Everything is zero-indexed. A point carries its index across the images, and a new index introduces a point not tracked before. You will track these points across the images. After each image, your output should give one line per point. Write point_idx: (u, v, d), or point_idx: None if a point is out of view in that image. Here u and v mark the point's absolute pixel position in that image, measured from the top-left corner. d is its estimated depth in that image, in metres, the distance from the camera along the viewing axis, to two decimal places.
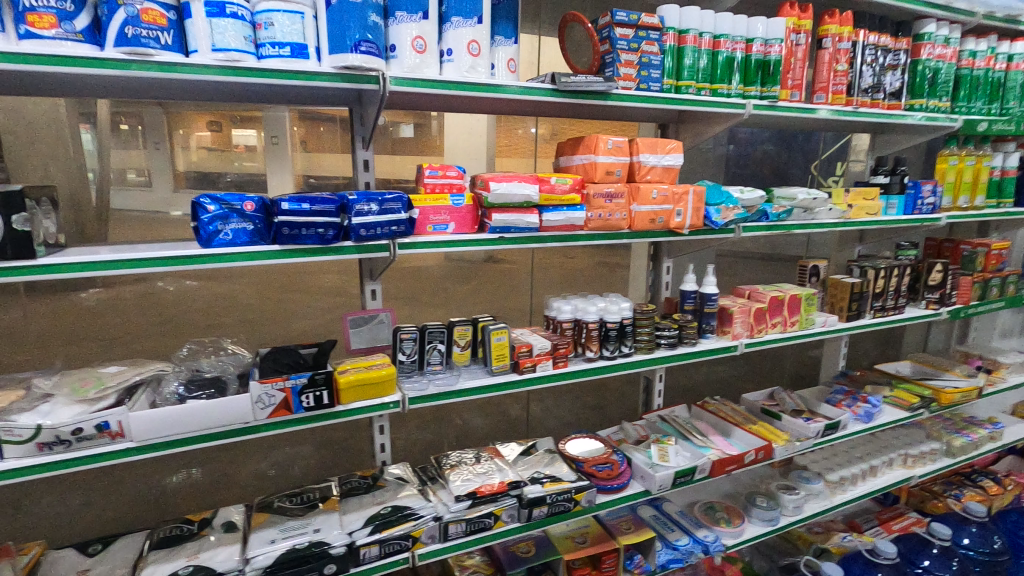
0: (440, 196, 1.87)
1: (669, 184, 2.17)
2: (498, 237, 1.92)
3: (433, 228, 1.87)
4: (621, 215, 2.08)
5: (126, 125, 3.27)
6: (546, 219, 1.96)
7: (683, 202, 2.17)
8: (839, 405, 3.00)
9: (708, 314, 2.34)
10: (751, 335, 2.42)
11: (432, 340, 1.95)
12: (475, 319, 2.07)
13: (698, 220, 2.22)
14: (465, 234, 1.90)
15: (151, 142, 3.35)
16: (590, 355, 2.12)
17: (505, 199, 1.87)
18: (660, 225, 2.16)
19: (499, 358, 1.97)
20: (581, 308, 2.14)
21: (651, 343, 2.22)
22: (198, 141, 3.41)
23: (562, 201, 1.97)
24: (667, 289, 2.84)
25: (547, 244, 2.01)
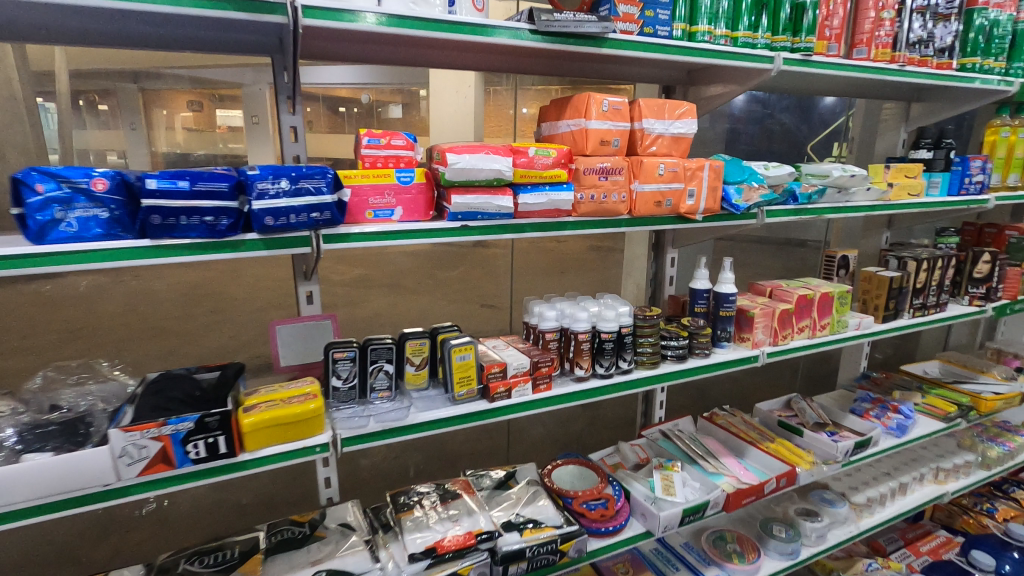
0: (382, 174, 1.42)
1: (679, 157, 1.73)
2: (460, 227, 1.47)
3: (373, 215, 1.42)
4: (620, 197, 1.63)
5: (103, 106, 4.12)
6: (524, 203, 1.51)
7: (696, 181, 1.73)
8: (866, 417, 2.61)
9: (724, 319, 1.92)
10: (774, 342, 2.01)
11: (377, 360, 1.51)
12: (436, 329, 1.63)
13: (714, 204, 1.78)
14: (416, 223, 1.45)
15: (126, 122, 4.21)
16: (580, 374, 1.69)
17: (467, 176, 1.42)
18: (667, 210, 1.72)
19: (462, 383, 1.53)
20: (569, 314, 1.71)
21: (656, 358, 1.79)
22: (181, 123, 4.53)
23: (544, 179, 1.52)
24: (673, 285, 2.41)
25: (525, 234, 1.57)
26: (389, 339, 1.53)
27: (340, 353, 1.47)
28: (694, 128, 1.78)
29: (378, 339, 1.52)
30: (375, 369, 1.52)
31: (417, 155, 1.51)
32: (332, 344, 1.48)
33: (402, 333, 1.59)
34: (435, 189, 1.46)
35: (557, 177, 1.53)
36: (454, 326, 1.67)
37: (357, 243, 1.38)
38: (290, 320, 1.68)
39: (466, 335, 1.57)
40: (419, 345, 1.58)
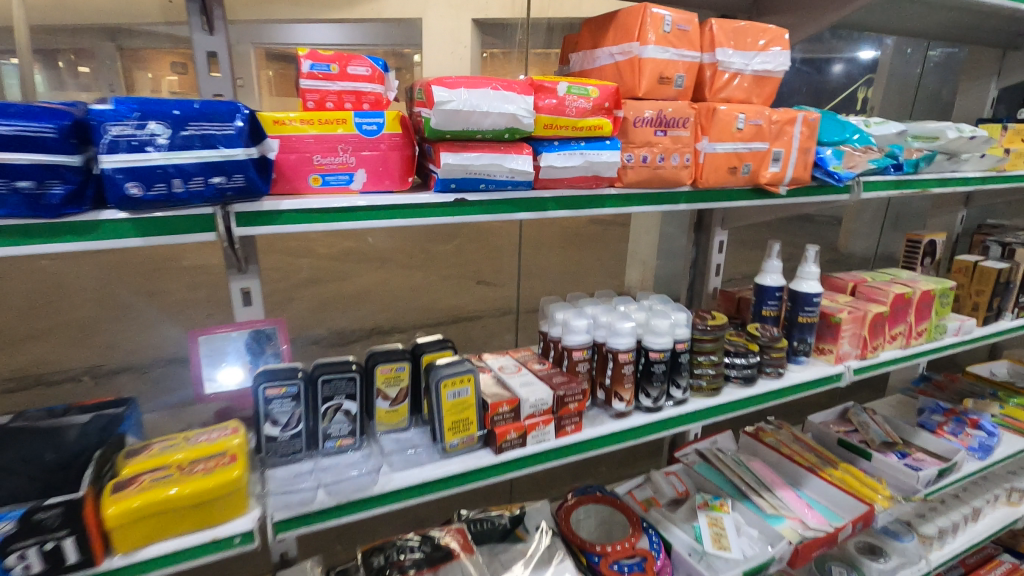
0: (336, 121, 0.92)
1: (762, 106, 1.23)
2: (453, 201, 0.98)
3: (320, 182, 0.94)
4: (681, 160, 1.14)
5: None
6: (549, 166, 1.01)
7: (785, 140, 1.23)
8: (941, 433, 2.18)
9: (804, 327, 1.45)
10: (861, 356, 1.55)
11: (334, 394, 1.04)
12: (421, 347, 1.15)
13: (805, 172, 1.29)
14: (386, 195, 0.96)
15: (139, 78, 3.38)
16: (620, 408, 1.22)
17: (465, 125, 0.92)
18: (744, 179, 1.23)
19: (455, 430, 1.06)
20: (607, 325, 1.23)
21: (718, 382, 1.33)
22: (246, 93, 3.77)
23: (579, 131, 1.02)
24: (720, 275, 1.93)
25: (550, 215, 1.08)
26: (352, 367, 1.05)
27: (278, 389, 1.00)
28: (787, 61, 1.24)
29: (335, 367, 1.04)
30: (331, 409, 1.05)
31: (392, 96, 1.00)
32: (266, 374, 1.00)
33: (373, 353, 1.11)
34: (415, 145, 0.97)
35: (598, 129, 1.04)
36: (447, 340, 1.19)
37: (293, 225, 0.89)
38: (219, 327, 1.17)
39: (465, 360, 1.09)
40: (396, 371, 1.10)
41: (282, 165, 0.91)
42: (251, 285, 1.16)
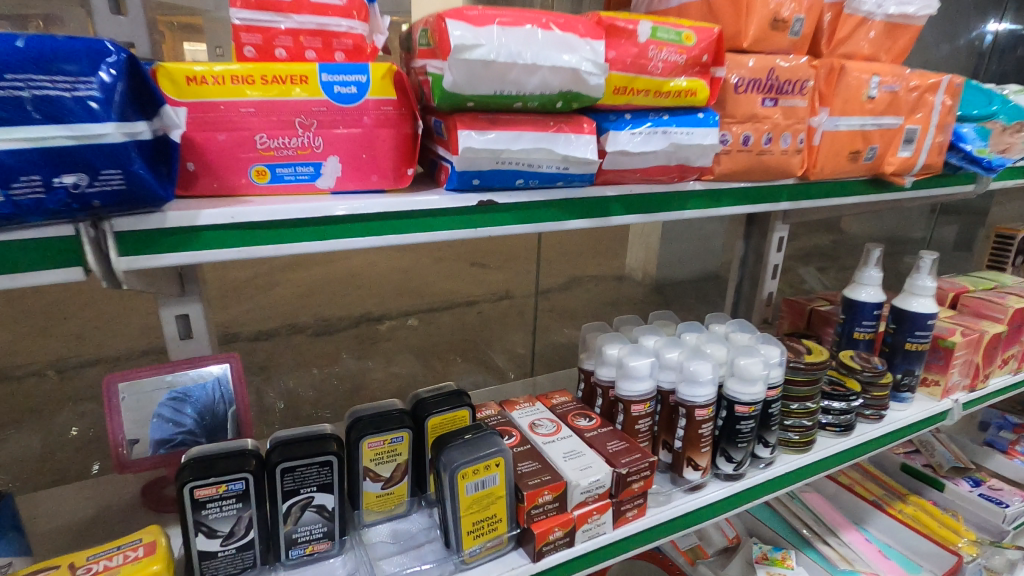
0: (291, 79, 0.57)
1: (895, 65, 0.89)
2: (477, 204, 0.65)
3: (269, 177, 0.59)
4: (794, 142, 0.81)
5: None
6: (619, 150, 0.67)
7: (923, 114, 0.90)
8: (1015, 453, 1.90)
9: (910, 354, 1.14)
10: (969, 387, 1.25)
11: (300, 485, 0.72)
12: (425, 405, 0.82)
13: (939, 158, 0.96)
14: (373, 197, 0.62)
15: None
16: (694, 477, 0.91)
17: (499, 86, 0.58)
18: (866, 167, 0.90)
19: (476, 533, 0.74)
20: (679, 368, 0.91)
21: (811, 434, 1.02)
22: None
23: (661, 98, 0.68)
24: (777, 278, 1.63)
25: (613, 222, 0.75)
26: (327, 448, 0.72)
27: (214, 488, 0.67)
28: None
29: (302, 449, 0.71)
30: (297, 508, 0.72)
31: (381, 42, 0.65)
32: (194, 466, 0.67)
33: (359, 419, 0.79)
34: (418, 118, 0.62)
35: (689, 94, 0.69)
36: (462, 392, 0.86)
37: (222, 249, 0.56)
38: (149, 367, 0.82)
39: (491, 432, 0.77)
40: (391, 444, 0.78)
41: (206, 150, 0.57)
42: (190, 312, 0.81)
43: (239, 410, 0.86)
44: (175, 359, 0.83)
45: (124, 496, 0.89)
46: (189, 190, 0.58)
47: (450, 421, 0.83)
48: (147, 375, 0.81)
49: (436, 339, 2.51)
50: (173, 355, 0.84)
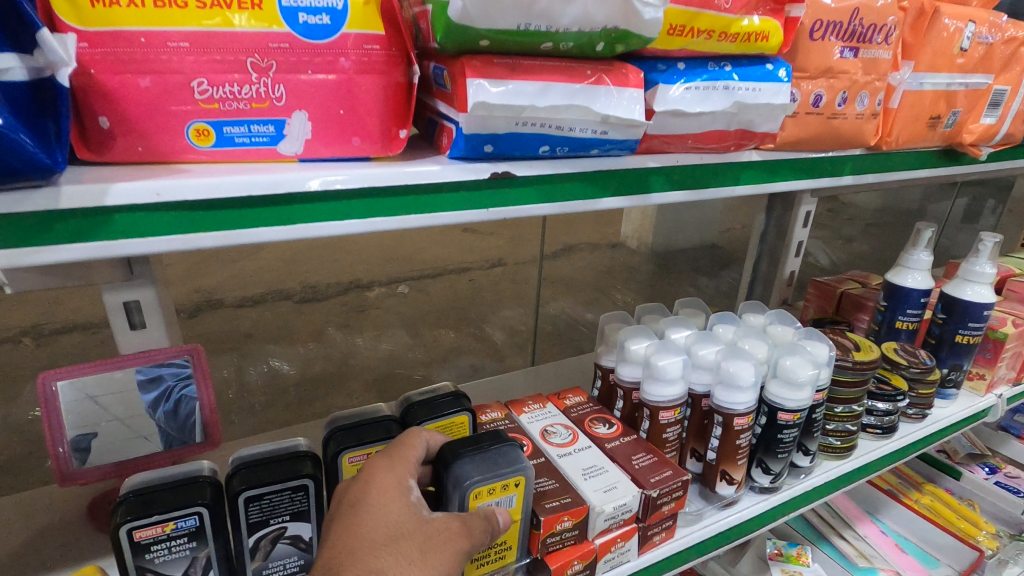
0: (238, 2, 0.41)
1: (988, 12, 0.73)
2: (490, 177, 0.50)
3: (214, 139, 0.44)
4: (871, 104, 0.66)
5: None
6: (670, 110, 0.53)
7: (1015, 73, 0.76)
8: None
9: (959, 347, 1.02)
10: (1014, 381, 1.14)
11: (269, 514, 0.59)
12: (417, 410, 0.69)
13: (1022, 126, 0.82)
14: (355, 168, 0.47)
15: None
16: (728, 493, 0.79)
17: (524, 18, 0.43)
18: (943, 136, 0.76)
19: (479, 564, 0.62)
20: (715, 368, 0.78)
21: (853, 439, 0.91)
22: None
23: (725, 42, 0.53)
24: (800, 255, 1.50)
25: (654, 200, 0.60)
26: (301, 472, 0.59)
27: (160, 528, 0.54)
28: None
29: (269, 475, 0.58)
30: (266, 541, 0.60)
31: None
32: (132, 502, 0.54)
33: (339, 428, 0.66)
34: (415, 62, 0.47)
35: (760, 38, 0.54)
36: (461, 393, 0.73)
37: (148, 237, 0.41)
38: (91, 361, 0.64)
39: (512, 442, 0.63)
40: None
41: (126, 101, 0.42)
42: (140, 299, 0.64)
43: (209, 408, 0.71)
44: (121, 354, 0.66)
45: (65, 512, 0.75)
46: (108, 156, 0.44)
47: (448, 428, 0.70)
48: (92, 372, 0.64)
49: (427, 307, 2.32)
50: (121, 347, 0.67)
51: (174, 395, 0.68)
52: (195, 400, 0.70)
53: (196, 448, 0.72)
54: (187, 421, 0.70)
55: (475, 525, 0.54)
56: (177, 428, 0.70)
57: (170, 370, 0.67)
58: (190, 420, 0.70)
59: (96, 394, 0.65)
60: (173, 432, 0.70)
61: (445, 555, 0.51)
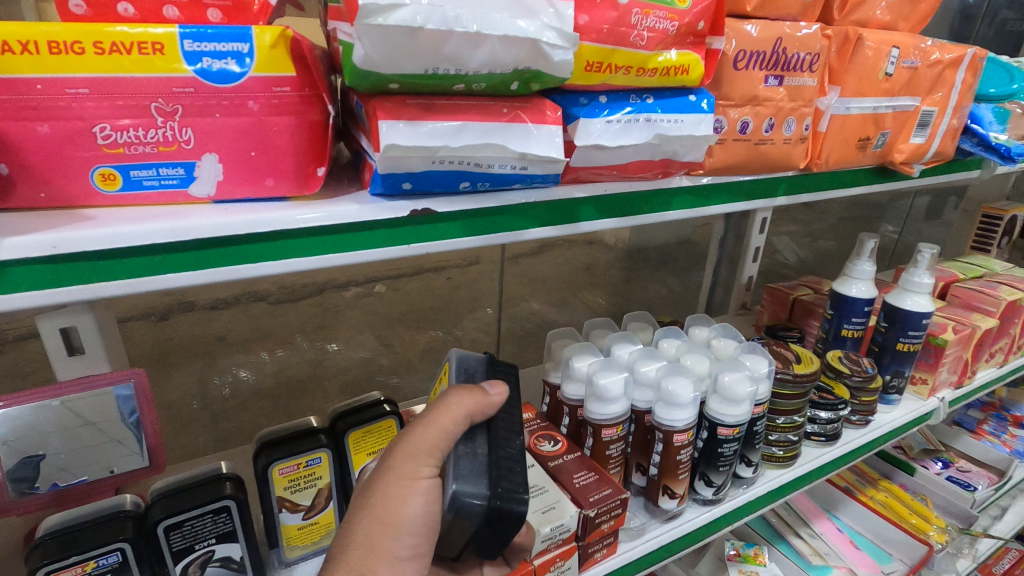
0: (139, 47, 0.41)
1: (917, 35, 0.75)
2: (410, 213, 0.50)
3: (121, 183, 0.44)
4: (799, 129, 0.68)
5: None
6: (591, 144, 0.53)
7: (941, 95, 0.78)
8: (983, 432, 1.88)
9: (902, 355, 1.05)
10: (955, 384, 1.18)
11: (193, 539, 0.60)
12: (345, 417, 0.73)
13: (952, 143, 0.85)
14: (267, 211, 0.47)
15: None
16: (672, 507, 0.81)
17: (431, 63, 0.43)
18: (874, 156, 0.78)
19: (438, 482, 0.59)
20: (656, 386, 0.80)
21: (796, 448, 0.93)
22: None
23: (645, 77, 0.54)
24: (758, 260, 1.51)
25: (582, 228, 0.61)
26: (221, 494, 0.60)
27: (79, 568, 0.54)
28: None
29: (188, 500, 0.59)
30: (194, 567, 0.60)
31: None
32: (49, 545, 0.54)
33: (267, 442, 0.69)
34: (329, 100, 0.47)
35: (679, 71, 0.55)
36: (382, 402, 0.76)
37: (47, 289, 0.41)
38: (30, 389, 0.61)
39: (468, 355, 0.67)
40: (307, 467, 0.69)
41: (25, 147, 0.41)
42: (74, 325, 0.61)
43: (152, 433, 0.69)
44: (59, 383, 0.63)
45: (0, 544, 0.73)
46: (9, 201, 0.43)
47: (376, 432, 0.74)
48: (31, 399, 0.61)
49: (402, 311, 2.25)
50: (59, 376, 0.63)
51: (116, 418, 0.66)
52: (137, 425, 0.67)
53: (141, 471, 0.70)
54: (133, 445, 0.68)
55: (426, 434, 0.55)
56: (120, 452, 0.68)
57: (110, 392, 0.65)
58: (131, 446, 0.68)
59: (34, 422, 0.62)
60: (115, 457, 0.68)
61: (393, 478, 0.53)
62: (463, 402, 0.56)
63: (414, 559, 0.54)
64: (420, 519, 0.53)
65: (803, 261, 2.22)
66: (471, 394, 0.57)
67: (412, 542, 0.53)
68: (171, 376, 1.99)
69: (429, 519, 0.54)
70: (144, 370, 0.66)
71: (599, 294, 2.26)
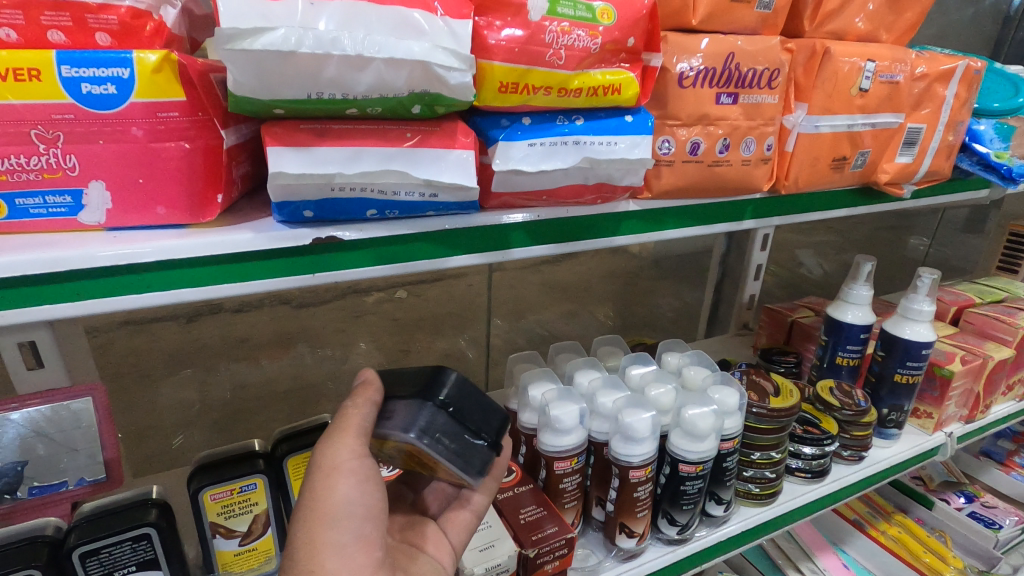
0: (15, 74, 0.40)
1: (901, 47, 0.69)
2: (312, 242, 0.48)
3: (6, 211, 0.43)
4: (760, 149, 0.63)
5: None
6: (510, 169, 0.50)
7: (929, 110, 0.72)
8: (1013, 464, 1.74)
9: (900, 387, 0.98)
10: (964, 419, 1.10)
11: (111, 567, 0.59)
12: (286, 441, 0.72)
13: (948, 162, 0.79)
14: (157, 239, 0.45)
15: None
16: (632, 546, 0.76)
17: (314, 87, 0.40)
18: (854, 176, 0.72)
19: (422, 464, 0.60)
20: (612, 416, 0.75)
21: (776, 485, 0.87)
22: None
23: (569, 97, 0.50)
24: (760, 279, 1.43)
25: (514, 255, 0.57)
26: (141, 521, 0.59)
27: None
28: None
29: (108, 527, 0.58)
30: None
31: (171, 17, 0.45)
32: None
33: (202, 466, 0.68)
34: (221, 126, 0.45)
35: (610, 91, 0.51)
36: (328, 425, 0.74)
37: None
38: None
39: None
40: (240, 493, 0.68)
41: None
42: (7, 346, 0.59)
43: (111, 448, 0.66)
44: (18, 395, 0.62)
45: None
46: None
47: None
48: None
49: (424, 314, 1.96)
50: (18, 387, 0.62)
51: (72, 432, 0.63)
52: (94, 440, 0.64)
53: (97, 487, 0.66)
54: (91, 460, 0.64)
55: (339, 427, 0.54)
56: (76, 466, 0.64)
57: (67, 407, 0.62)
58: (88, 461, 0.64)
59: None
60: (71, 474, 0.64)
61: (316, 472, 0.53)
62: (363, 394, 0.56)
63: (363, 545, 0.52)
64: (354, 499, 0.52)
65: (829, 274, 2.06)
66: (367, 388, 0.57)
67: (353, 524, 0.52)
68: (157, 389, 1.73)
69: (363, 499, 0.53)
70: (104, 386, 0.64)
71: (629, 304, 2.01)
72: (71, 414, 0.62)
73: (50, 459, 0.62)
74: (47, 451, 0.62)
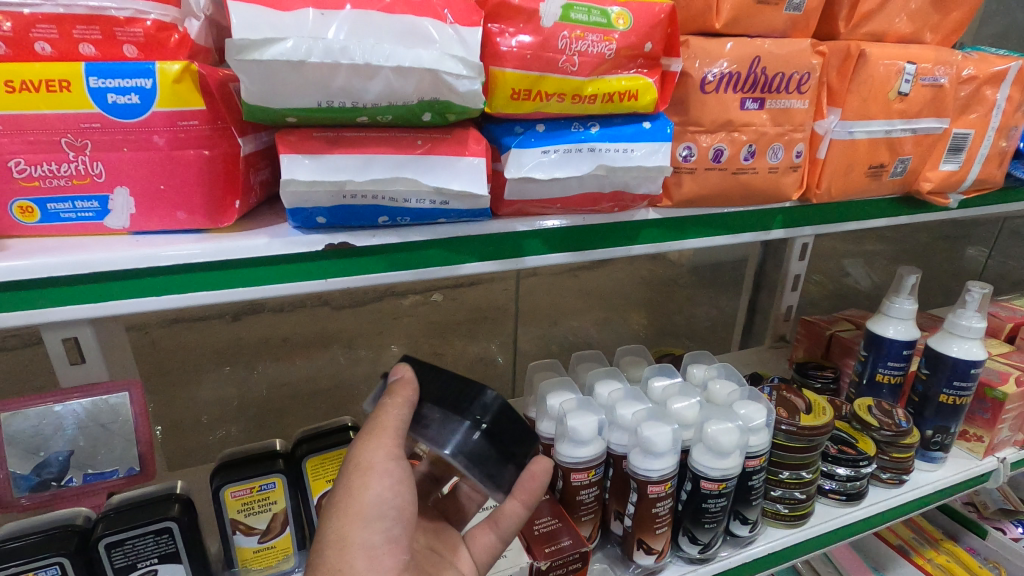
0: (47, 85, 0.42)
1: (948, 47, 0.65)
2: (325, 248, 0.49)
3: (39, 215, 0.45)
4: (789, 156, 0.61)
5: None
6: (522, 177, 0.50)
7: (978, 115, 0.68)
8: None
9: (947, 408, 0.92)
10: (1020, 444, 1.02)
11: (135, 558, 0.61)
12: (306, 442, 0.73)
13: (1000, 170, 0.74)
14: (177, 243, 0.47)
15: None
16: (651, 562, 0.74)
17: (324, 96, 0.41)
18: (893, 184, 0.68)
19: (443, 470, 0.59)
20: (632, 429, 0.73)
21: (806, 507, 0.83)
22: None
23: (584, 104, 0.49)
24: (798, 289, 1.38)
25: (528, 263, 0.56)
26: (163, 515, 0.61)
27: None
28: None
29: (133, 519, 0.60)
30: None
31: (195, 27, 0.46)
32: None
33: (225, 463, 0.70)
34: (238, 134, 0.46)
35: (627, 97, 0.50)
36: (347, 427, 0.75)
37: None
38: (36, 395, 0.63)
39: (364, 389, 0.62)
40: (260, 491, 0.69)
41: None
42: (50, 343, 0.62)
43: (145, 442, 0.68)
44: (61, 387, 0.65)
45: None
46: None
47: (337, 459, 0.73)
48: (38, 402, 0.63)
49: (457, 317, 1.96)
50: (63, 382, 0.65)
51: (106, 426, 0.65)
52: (127, 434, 0.66)
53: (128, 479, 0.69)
54: (124, 452, 0.67)
55: (376, 426, 0.53)
56: (111, 458, 0.66)
57: (104, 401, 0.65)
58: (122, 453, 0.67)
59: (38, 425, 0.62)
60: (106, 464, 0.66)
61: (351, 469, 0.52)
62: (400, 393, 0.55)
63: (392, 547, 0.51)
64: (386, 500, 0.52)
65: (877, 285, 1.96)
66: (403, 386, 0.55)
67: (384, 525, 0.52)
68: (198, 385, 1.79)
69: (396, 501, 0.52)
70: (140, 382, 0.67)
71: (664, 313, 1.97)
72: (104, 409, 0.65)
73: (85, 451, 0.65)
74: (83, 443, 0.65)
